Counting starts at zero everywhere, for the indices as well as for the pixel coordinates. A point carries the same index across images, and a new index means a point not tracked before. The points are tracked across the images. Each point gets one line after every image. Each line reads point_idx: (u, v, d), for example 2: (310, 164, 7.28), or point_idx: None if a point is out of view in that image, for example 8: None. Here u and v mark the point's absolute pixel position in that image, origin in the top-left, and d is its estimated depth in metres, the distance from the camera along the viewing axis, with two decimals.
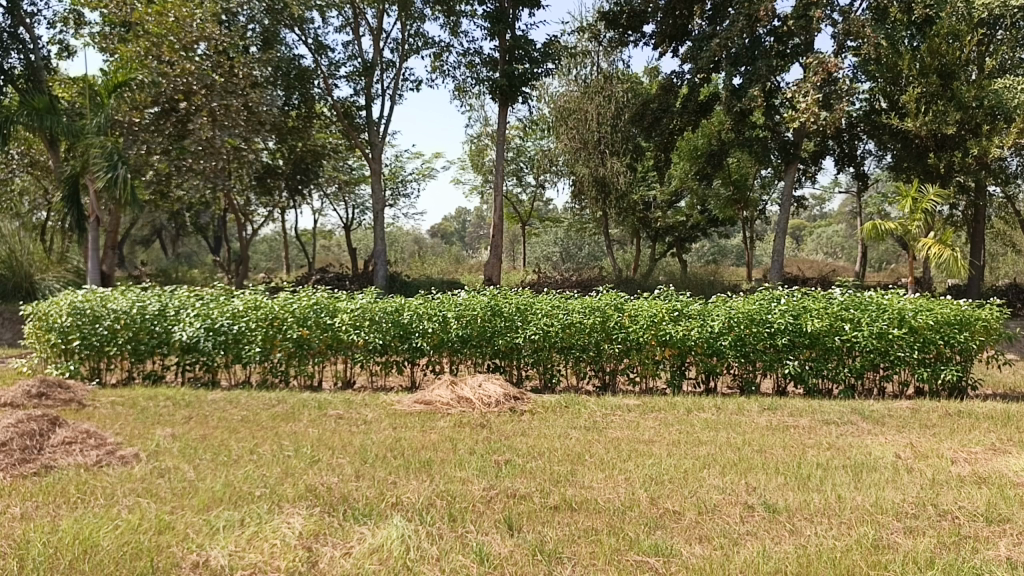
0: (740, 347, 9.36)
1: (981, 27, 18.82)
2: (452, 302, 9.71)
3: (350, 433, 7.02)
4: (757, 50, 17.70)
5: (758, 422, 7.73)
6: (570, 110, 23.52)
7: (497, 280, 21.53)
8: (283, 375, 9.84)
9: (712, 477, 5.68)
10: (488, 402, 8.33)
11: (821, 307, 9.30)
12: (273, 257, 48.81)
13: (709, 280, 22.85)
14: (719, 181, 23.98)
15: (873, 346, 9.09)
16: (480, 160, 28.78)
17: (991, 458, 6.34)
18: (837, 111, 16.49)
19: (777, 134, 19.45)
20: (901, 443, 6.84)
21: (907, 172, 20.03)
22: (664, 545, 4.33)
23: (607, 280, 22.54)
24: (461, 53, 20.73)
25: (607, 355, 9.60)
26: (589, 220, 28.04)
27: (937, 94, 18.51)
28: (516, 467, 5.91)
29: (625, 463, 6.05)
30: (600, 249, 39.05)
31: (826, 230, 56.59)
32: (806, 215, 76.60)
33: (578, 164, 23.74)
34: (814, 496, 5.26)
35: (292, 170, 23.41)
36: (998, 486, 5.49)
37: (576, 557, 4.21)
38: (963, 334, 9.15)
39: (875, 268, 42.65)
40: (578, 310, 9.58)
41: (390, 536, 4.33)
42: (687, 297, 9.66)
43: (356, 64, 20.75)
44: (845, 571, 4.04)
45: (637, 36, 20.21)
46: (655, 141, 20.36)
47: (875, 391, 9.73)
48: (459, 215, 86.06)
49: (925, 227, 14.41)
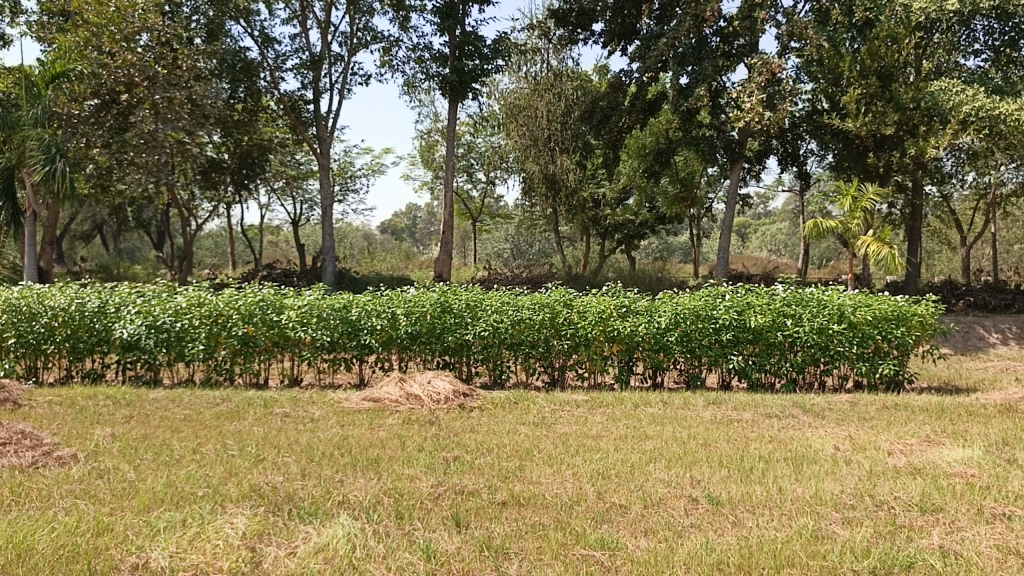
0: (687, 342, 9.51)
1: (919, 31, 18.94)
2: (401, 298, 9.63)
3: (296, 431, 6.93)
4: (704, 50, 17.80)
5: (703, 416, 7.84)
6: (521, 107, 23.47)
7: (447, 276, 21.27)
8: (228, 373, 9.68)
9: (658, 471, 5.77)
10: (437, 399, 8.31)
11: (764, 302, 9.49)
12: (219, 252, 48.48)
13: (657, 276, 23.01)
14: (667, 178, 24.38)
15: (814, 341, 9.32)
16: (430, 156, 28.67)
17: (925, 449, 6.53)
18: (781, 112, 16.78)
19: (723, 133, 19.71)
20: (840, 436, 7.02)
21: (848, 171, 20.22)
22: (610, 539, 4.38)
23: (557, 277, 22.67)
24: (411, 48, 20.55)
25: (556, 351, 9.64)
26: (539, 217, 28.08)
27: (876, 95, 19.06)
28: (465, 463, 5.92)
29: (573, 458, 6.09)
30: (551, 245, 39.05)
31: (771, 228, 57.59)
32: (752, 214, 77.96)
33: (528, 160, 23.65)
34: (756, 487, 5.37)
35: (238, 163, 22.73)
36: (931, 476, 5.67)
37: (524, 552, 4.23)
38: (900, 330, 9.39)
39: (817, 264, 43.81)
40: (528, 307, 9.59)
41: (336, 534, 4.30)
42: (634, 293, 9.75)
43: (304, 57, 20.45)
44: (786, 562, 4.13)
45: (587, 34, 20.25)
46: (604, 138, 20.39)
47: (815, 384, 9.92)
48: (410, 211, 85.51)
49: (864, 225, 14.72)
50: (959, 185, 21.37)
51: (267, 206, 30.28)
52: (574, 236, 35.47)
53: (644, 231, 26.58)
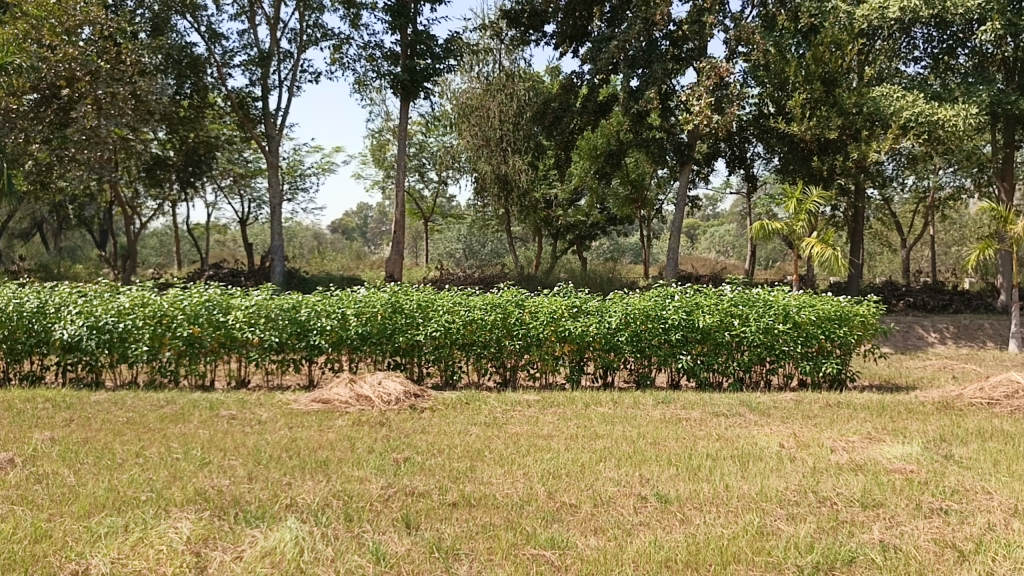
0: (637, 342, 9.61)
1: (862, 37, 19.23)
2: (351, 299, 9.55)
3: (243, 433, 6.81)
4: (654, 53, 18.00)
5: (653, 415, 7.92)
6: (473, 107, 23.46)
7: (398, 276, 21.13)
8: (173, 375, 9.50)
9: (608, 470, 5.81)
10: (387, 400, 8.26)
11: (712, 303, 9.63)
12: (164, 252, 47.48)
13: (608, 277, 23.19)
14: (618, 179, 24.58)
15: (760, 341, 9.50)
16: (381, 155, 28.49)
17: (866, 446, 6.70)
18: (729, 115, 17.05)
19: (672, 136, 19.94)
20: (785, 433, 7.16)
21: (793, 174, 20.62)
22: (560, 538, 4.40)
23: (509, 277, 22.69)
24: (361, 46, 20.38)
25: (507, 351, 9.65)
26: (492, 218, 28.09)
27: (821, 100, 19.37)
28: (415, 464, 5.89)
29: (524, 459, 6.11)
30: (503, 246, 39.09)
31: (718, 229, 58.43)
32: (700, 215, 78.98)
33: (480, 160, 23.63)
34: (704, 485, 5.44)
35: (184, 160, 22.31)
36: (872, 472, 5.82)
37: (474, 553, 4.22)
38: (842, 329, 9.62)
39: (763, 265, 44.59)
40: (480, 307, 9.58)
41: (283, 538, 4.24)
42: (585, 293, 9.81)
43: (252, 53, 20.13)
44: (733, 558, 4.19)
45: (539, 35, 20.30)
46: (556, 139, 20.47)
47: (762, 383, 10.10)
48: (361, 210, 84.80)
49: (809, 227, 15.04)
50: (900, 188, 21.96)
51: (214, 205, 29.75)
52: (526, 237, 35.54)
53: (595, 232, 26.76)
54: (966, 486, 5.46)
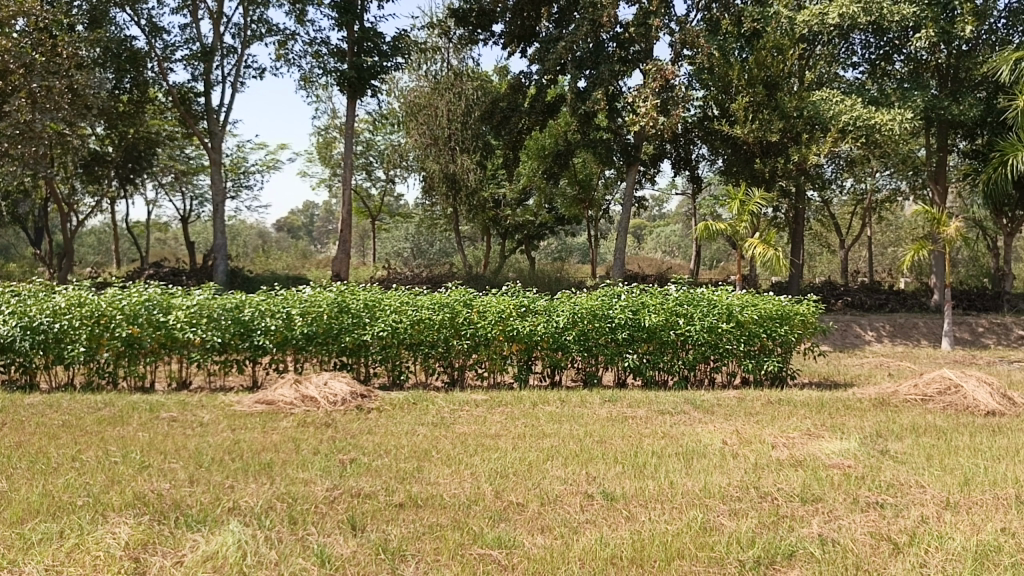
0: (584, 342, 9.68)
1: (802, 42, 19.64)
2: (296, 298, 9.43)
3: (184, 436, 6.67)
4: (601, 55, 18.16)
5: (600, 413, 7.99)
6: (421, 106, 23.36)
7: (345, 275, 20.91)
8: (111, 377, 9.28)
9: (555, 468, 5.84)
10: (333, 401, 8.18)
11: (658, 302, 9.75)
12: (102, 250, 46.25)
13: (556, 276, 23.30)
14: (566, 180, 24.72)
15: (704, 339, 9.66)
16: (328, 153, 28.19)
17: (806, 441, 6.86)
18: (674, 117, 17.28)
19: (619, 137, 20.12)
20: (728, 430, 7.29)
21: (736, 176, 20.97)
22: (507, 537, 4.41)
23: (457, 277, 22.64)
24: (307, 42, 20.15)
25: (456, 351, 9.62)
26: (440, 217, 28.01)
27: (763, 103, 19.83)
28: (362, 465, 5.84)
29: (472, 458, 6.11)
30: (451, 245, 39.00)
31: (664, 230, 59.12)
32: (647, 216, 79.73)
33: (428, 159, 23.54)
34: (649, 482, 5.51)
35: (123, 157, 21.77)
36: (811, 468, 5.96)
37: (421, 554, 4.21)
38: (783, 328, 9.84)
39: (708, 265, 45.30)
40: (427, 306, 9.54)
41: (225, 542, 4.17)
42: (533, 293, 9.84)
43: (194, 48, 19.73)
44: (677, 554, 4.25)
45: (487, 35, 20.28)
46: (504, 138, 20.50)
47: (706, 381, 10.26)
48: (308, 209, 83.74)
49: (752, 228, 15.32)
50: (839, 191, 22.52)
51: (155, 202, 29.08)
52: (474, 236, 35.49)
53: (543, 232, 26.87)
54: (901, 480, 5.62)
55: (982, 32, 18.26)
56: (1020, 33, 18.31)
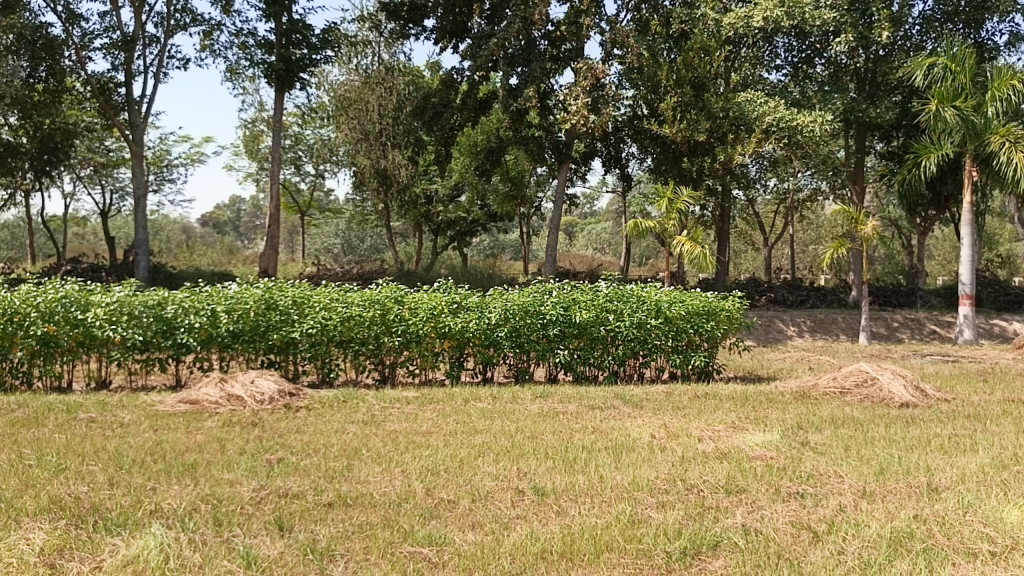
0: (515, 338, 9.72)
1: (728, 44, 20.07)
2: (222, 295, 9.21)
3: (103, 437, 6.45)
4: (533, 52, 18.28)
5: (531, 409, 8.04)
6: (351, 100, 23.09)
7: (272, 271, 20.50)
8: (26, 377, 8.97)
9: (486, 465, 5.85)
10: (260, 400, 8.02)
11: (589, 298, 9.85)
12: (15, 245, 44.34)
13: (488, 273, 23.34)
14: (498, 176, 24.76)
15: (633, 335, 9.81)
16: (255, 147, 27.61)
17: (730, 434, 7.03)
18: (605, 116, 17.48)
19: (551, 134, 20.23)
20: (656, 424, 7.43)
21: (665, 175, 21.31)
22: (437, 534, 4.40)
23: (388, 273, 22.46)
24: (234, 33, 19.68)
25: (386, 348, 9.54)
26: (371, 213, 27.73)
27: (691, 103, 20.03)
28: (289, 465, 5.75)
29: (402, 455, 6.08)
30: (382, 242, 38.67)
31: (595, 227, 59.74)
32: (578, 214, 80.41)
33: (358, 154, 23.28)
34: (579, 477, 5.57)
35: (38, 148, 21.09)
36: (735, 460, 6.11)
37: (350, 553, 4.17)
38: (710, 324, 10.06)
39: (637, 262, 45.98)
40: (357, 303, 9.43)
41: (147, 545, 4.05)
42: (465, 289, 9.83)
43: (114, 36, 19.08)
44: (606, 547, 4.31)
45: (418, 29, 20.14)
46: (436, 134, 20.42)
47: (635, 376, 10.42)
48: (234, 203, 81.84)
49: (680, 226, 15.61)
50: (762, 190, 23.12)
51: (72, 196, 28.03)
52: (405, 232, 35.25)
53: (475, 228, 26.87)
54: (821, 471, 5.81)
55: (898, 38, 19.05)
56: (932, 40, 19.12)
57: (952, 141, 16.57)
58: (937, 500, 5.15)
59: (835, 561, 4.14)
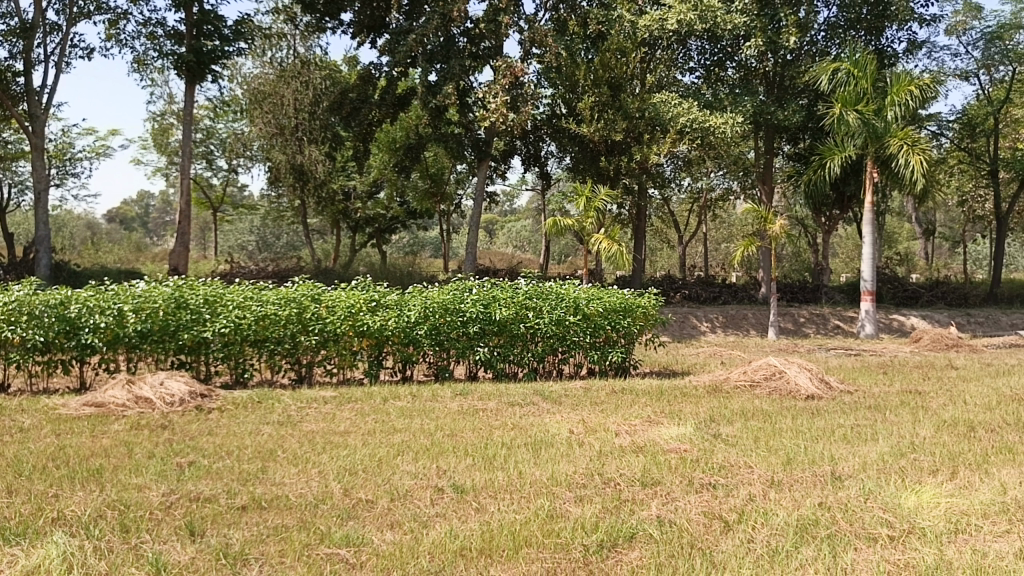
0: (434, 336, 9.68)
1: (643, 46, 20.37)
2: (129, 293, 8.89)
3: (0, 443, 6.16)
4: (452, 49, 18.26)
5: (450, 407, 8.03)
6: (265, 94, 22.59)
7: (183, 269, 19.86)
8: None
9: (405, 463, 5.82)
10: (171, 402, 7.78)
11: (508, 296, 9.89)
12: None
13: (407, 271, 23.20)
14: (417, 173, 24.61)
15: (552, 332, 9.91)
16: (164, 141, 26.70)
17: (646, 428, 7.18)
18: (523, 114, 17.59)
19: (470, 132, 20.20)
20: (574, 419, 7.52)
21: (583, 173, 21.55)
22: (355, 535, 4.36)
23: (305, 271, 22.08)
24: (141, 22, 19.00)
25: (303, 348, 9.35)
26: (287, 209, 27.19)
27: (607, 104, 20.42)
28: (201, 468, 5.59)
29: (319, 456, 5.99)
30: (298, 239, 37.98)
31: (515, 225, 60.00)
32: (499, 211, 80.56)
33: (273, 149, 22.78)
34: (498, 473, 5.60)
35: None
36: (651, 453, 6.24)
37: (265, 556, 4.09)
38: (627, 320, 10.25)
39: (556, 260, 46.41)
40: (273, 302, 9.23)
41: (48, 555, 3.89)
42: (383, 287, 9.73)
43: (12, 23, 18.18)
44: (524, 542, 4.34)
45: (335, 23, 19.83)
46: (353, 130, 20.15)
47: (554, 372, 10.53)
48: (142, 199, 79.00)
49: (598, 224, 15.82)
50: (677, 189, 23.64)
51: None
52: (322, 229, 34.71)
53: (394, 225, 26.65)
54: (731, 462, 5.99)
55: (806, 43, 19.82)
56: (836, 46, 19.94)
57: (854, 143, 17.29)
58: (840, 488, 5.37)
59: (745, 549, 4.28)
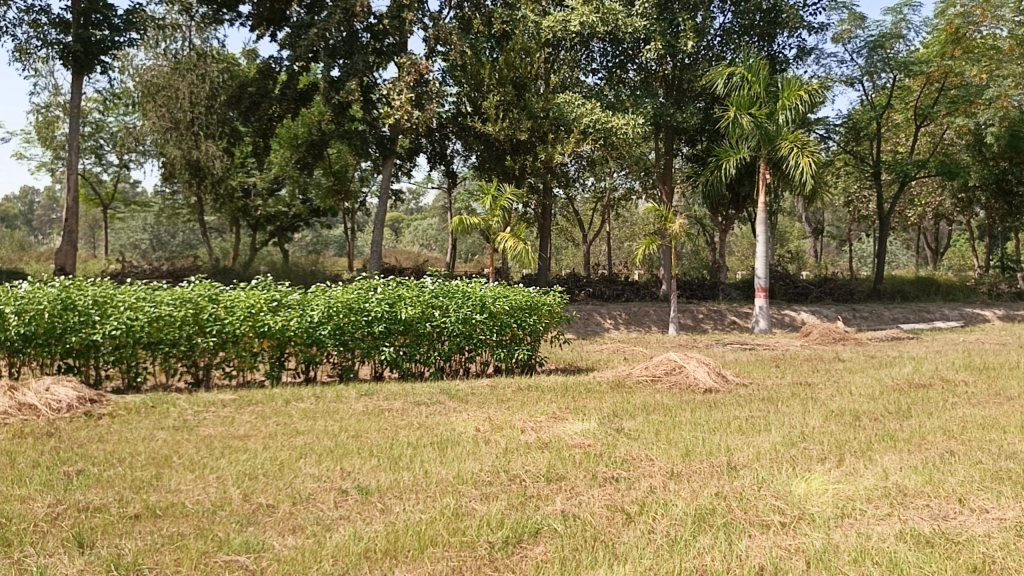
0: (338, 336, 9.53)
1: (547, 47, 20.60)
2: (11, 295, 8.46)
3: None
4: (355, 45, 18.04)
5: (355, 407, 7.93)
6: (159, 86, 21.74)
7: (70, 269, 18.88)
8: None
9: (308, 466, 5.71)
10: (57, 408, 7.42)
11: (414, 295, 9.82)
12: None
13: (310, 270, 22.76)
14: (320, 170, 24.16)
15: (459, 330, 9.91)
16: (49, 134, 25.37)
17: (551, 424, 7.26)
18: (428, 112, 17.51)
19: (375, 129, 19.95)
20: (480, 418, 7.53)
21: (489, 172, 21.56)
22: (254, 541, 4.25)
23: (203, 270, 21.38)
24: (23, 9, 18.00)
25: (200, 350, 9.06)
26: (183, 207, 26.25)
27: (512, 103, 20.08)
28: (90, 477, 5.35)
29: (217, 461, 5.81)
30: (196, 237, 36.74)
31: (422, 223, 59.60)
32: (406, 210, 79.82)
33: (168, 144, 21.80)
34: (404, 474, 5.55)
35: None
36: (556, 449, 6.32)
37: (158, 566, 3.94)
38: (532, 318, 10.34)
39: (464, 259, 46.35)
40: (168, 303, 8.90)
41: None
42: (285, 287, 9.52)
43: None
44: (429, 541, 4.33)
45: (233, 15, 19.25)
46: (253, 125, 19.61)
47: (460, 370, 10.52)
48: (26, 195, 74.84)
49: (504, 223, 15.89)
50: (581, 189, 23.98)
51: None
52: (222, 228, 33.68)
53: (296, 224, 26.08)
54: (633, 455, 6.12)
55: (702, 48, 20.35)
56: (731, 51, 20.63)
57: (749, 146, 17.89)
58: (736, 478, 5.56)
59: (646, 540, 4.38)
